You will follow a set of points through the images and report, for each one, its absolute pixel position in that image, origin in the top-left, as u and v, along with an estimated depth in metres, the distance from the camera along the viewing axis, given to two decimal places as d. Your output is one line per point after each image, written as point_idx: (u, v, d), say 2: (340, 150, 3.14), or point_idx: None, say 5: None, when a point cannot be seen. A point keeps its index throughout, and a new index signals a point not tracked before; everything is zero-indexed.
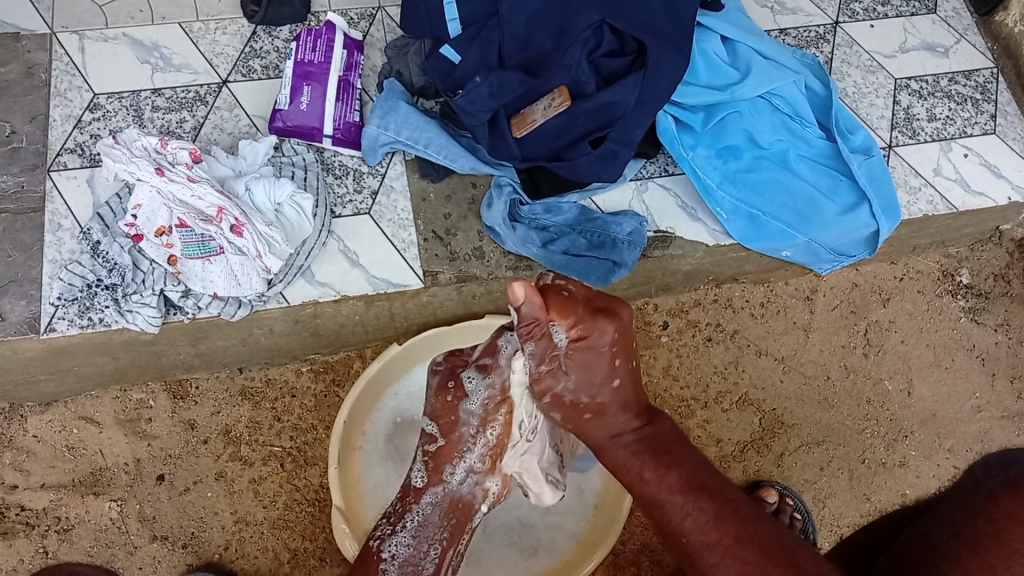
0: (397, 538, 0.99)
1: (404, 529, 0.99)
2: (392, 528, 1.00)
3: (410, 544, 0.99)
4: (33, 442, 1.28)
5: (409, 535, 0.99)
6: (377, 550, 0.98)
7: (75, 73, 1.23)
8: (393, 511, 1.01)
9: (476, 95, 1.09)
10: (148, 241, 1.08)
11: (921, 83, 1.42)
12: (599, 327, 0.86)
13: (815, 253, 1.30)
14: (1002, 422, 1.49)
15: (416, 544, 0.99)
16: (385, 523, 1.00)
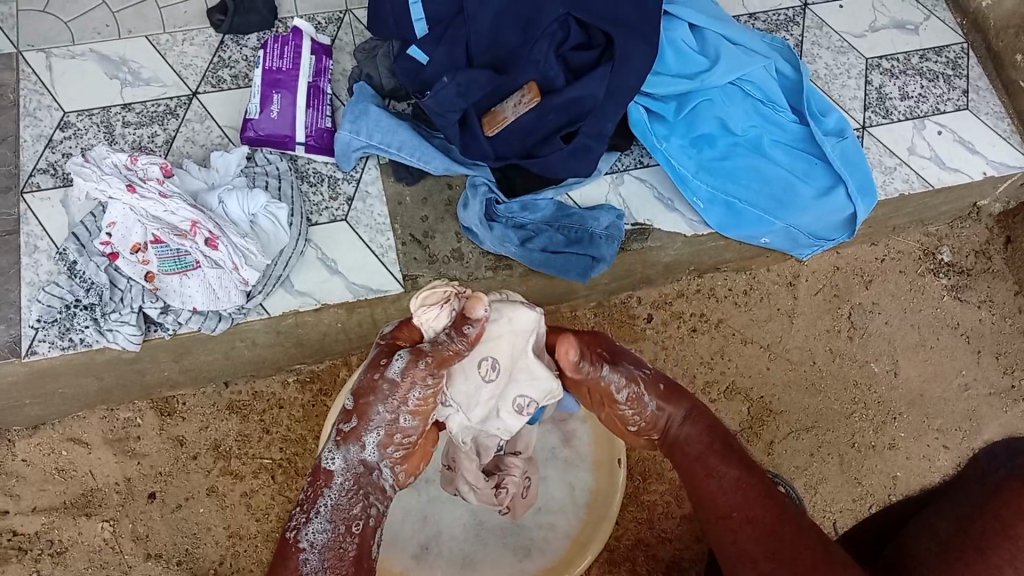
0: (313, 526, 0.79)
1: (320, 513, 0.80)
2: (306, 516, 0.80)
3: (329, 530, 0.79)
4: (22, 465, 1.28)
5: (327, 518, 0.80)
6: (295, 542, 0.78)
7: (44, 93, 1.23)
8: (307, 504, 0.81)
9: (444, 95, 1.09)
10: (124, 259, 1.08)
11: (893, 62, 1.43)
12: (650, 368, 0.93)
13: (792, 237, 1.30)
14: (989, 398, 1.50)
15: (336, 535, 0.79)
16: (299, 513, 0.80)
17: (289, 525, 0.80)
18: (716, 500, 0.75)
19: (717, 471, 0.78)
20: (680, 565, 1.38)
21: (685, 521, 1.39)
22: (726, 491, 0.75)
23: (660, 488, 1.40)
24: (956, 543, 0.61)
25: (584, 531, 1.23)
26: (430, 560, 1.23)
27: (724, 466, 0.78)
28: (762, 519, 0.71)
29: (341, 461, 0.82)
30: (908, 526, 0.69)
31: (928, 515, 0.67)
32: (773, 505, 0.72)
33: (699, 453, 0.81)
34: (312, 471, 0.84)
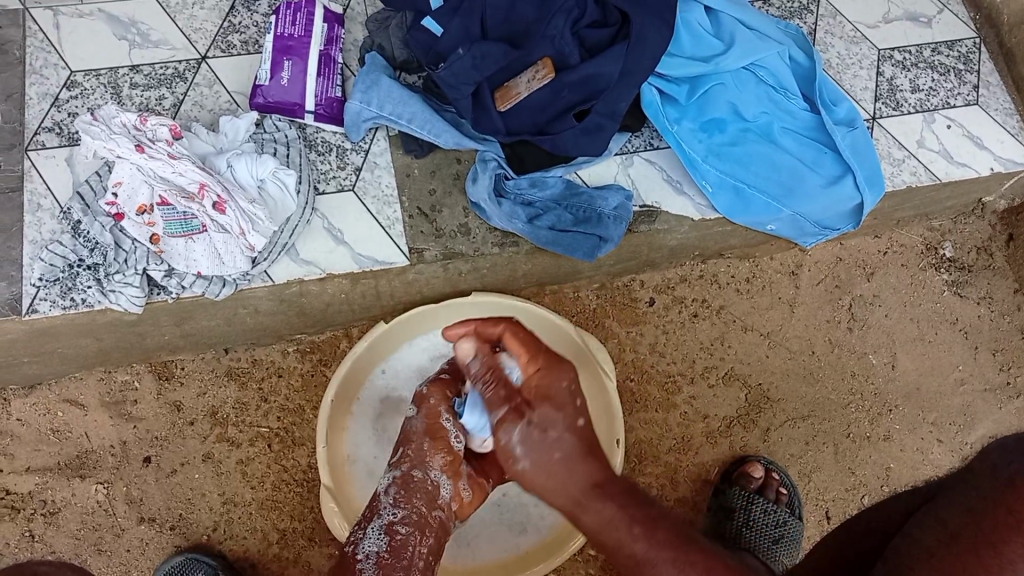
0: (370, 542, 0.90)
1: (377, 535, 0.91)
2: (363, 530, 0.93)
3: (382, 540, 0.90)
4: (17, 425, 1.27)
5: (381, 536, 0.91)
6: (354, 554, 0.89)
7: (51, 51, 1.22)
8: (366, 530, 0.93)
9: (459, 67, 1.07)
10: (129, 220, 1.07)
11: (905, 54, 1.43)
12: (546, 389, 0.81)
13: (799, 225, 1.30)
14: (985, 394, 1.50)
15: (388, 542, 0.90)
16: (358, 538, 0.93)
17: (349, 544, 0.93)
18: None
19: (644, 558, 0.70)
20: None
21: (678, 504, 1.40)
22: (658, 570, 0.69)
23: (655, 472, 1.40)
24: (964, 536, 0.62)
25: None
26: None
27: (653, 550, 0.70)
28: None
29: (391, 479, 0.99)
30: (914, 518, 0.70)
31: (933, 506, 0.69)
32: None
33: (611, 521, 0.72)
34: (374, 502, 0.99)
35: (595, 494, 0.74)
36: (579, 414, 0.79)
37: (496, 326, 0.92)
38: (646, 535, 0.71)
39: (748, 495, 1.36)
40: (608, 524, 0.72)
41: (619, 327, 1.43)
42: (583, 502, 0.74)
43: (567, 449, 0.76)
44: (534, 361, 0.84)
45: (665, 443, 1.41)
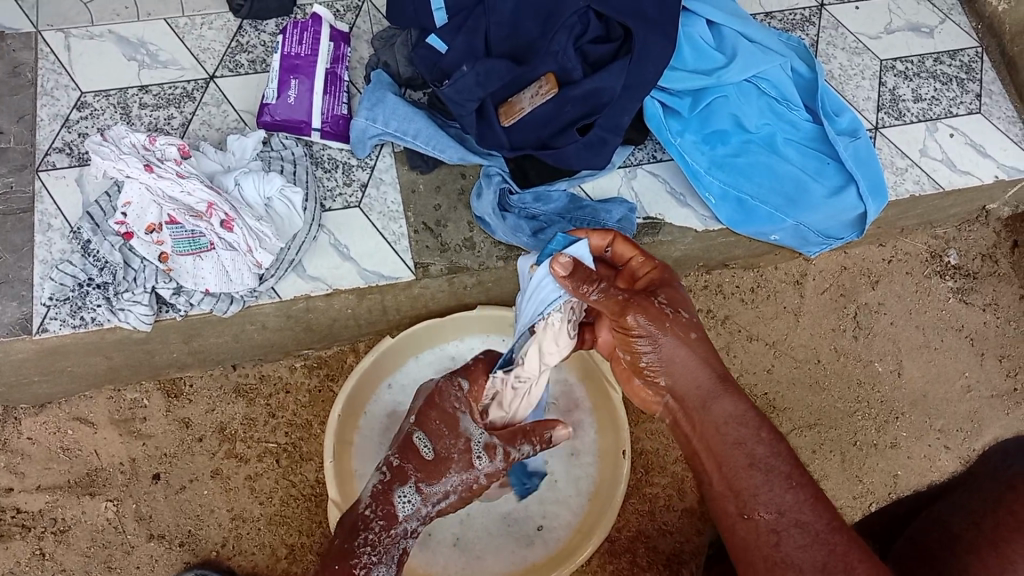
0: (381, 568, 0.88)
1: (388, 558, 0.89)
2: (379, 558, 0.88)
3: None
4: (28, 443, 1.28)
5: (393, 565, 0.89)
6: None
7: (61, 73, 1.23)
8: (375, 534, 0.89)
9: (463, 84, 1.09)
10: (139, 239, 1.08)
11: (908, 64, 1.43)
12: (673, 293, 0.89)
13: (802, 235, 1.30)
14: (992, 401, 1.50)
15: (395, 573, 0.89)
16: (370, 552, 0.87)
17: (360, 554, 0.86)
18: (759, 495, 0.73)
19: (760, 461, 0.75)
20: (680, 558, 1.37)
21: (686, 514, 1.39)
22: (770, 488, 0.72)
23: (663, 482, 1.40)
24: (969, 540, 0.62)
25: (586, 522, 1.24)
26: (433, 546, 1.24)
27: (772, 458, 0.75)
28: (813, 525, 0.69)
29: (410, 503, 0.92)
30: (917, 525, 0.70)
31: (940, 509, 0.68)
32: (827, 513, 0.70)
33: (740, 434, 0.77)
34: (382, 509, 0.90)
35: (744, 406, 0.80)
36: (690, 328, 0.87)
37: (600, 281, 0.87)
38: (769, 441, 0.76)
39: None
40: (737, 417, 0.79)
41: None
42: (720, 392, 0.82)
43: (701, 373, 0.84)
44: (654, 264, 0.95)
45: (673, 454, 1.41)
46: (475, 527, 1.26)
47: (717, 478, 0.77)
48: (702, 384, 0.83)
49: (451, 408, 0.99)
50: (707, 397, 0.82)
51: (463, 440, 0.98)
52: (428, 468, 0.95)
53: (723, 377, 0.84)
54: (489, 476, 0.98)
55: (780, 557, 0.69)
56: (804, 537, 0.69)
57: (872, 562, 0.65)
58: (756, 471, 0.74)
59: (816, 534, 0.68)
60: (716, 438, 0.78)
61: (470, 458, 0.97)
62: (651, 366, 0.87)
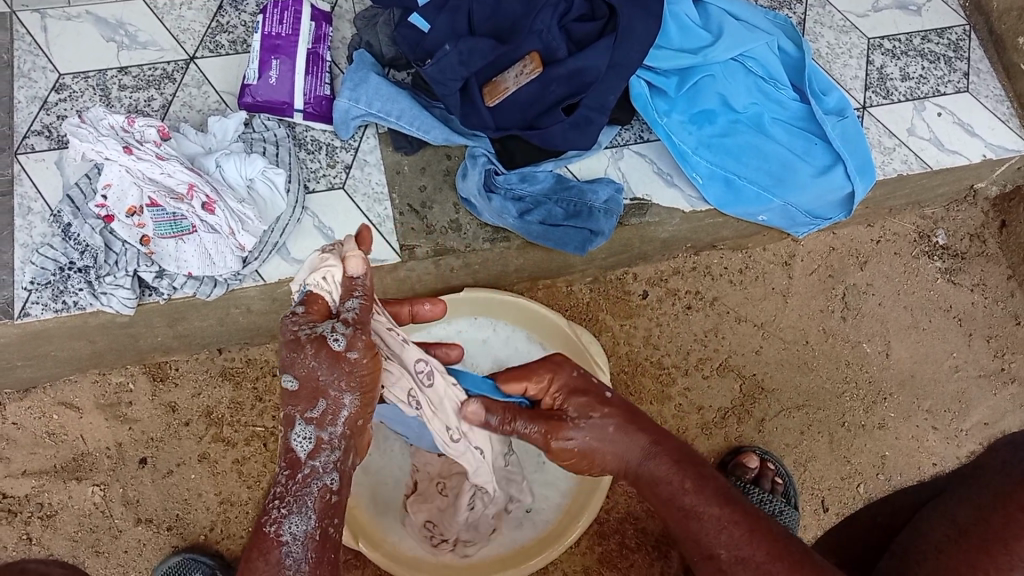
0: (296, 518, 0.74)
1: (303, 506, 0.75)
2: (290, 507, 0.74)
3: (309, 521, 0.74)
4: (12, 429, 1.27)
5: (312, 511, 0.75)
6: (277, 535, 0.73)
7: (39, 54, 1.22)
8: (282, 486, 0.76)
9: (446, 64, 1.08)
10: (119, 221, 1.07)
11: (895, 43, 1.43)
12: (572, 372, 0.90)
13: (790, 216, 1.30)
14: (979, 380, 1.51)
15: (320, 521, 0.75)
16: (278, 505, 0.74)
17: (269, 509, 0.74)
18: (700, 540, 0.75)
19: (692, 510, 0.77)
20: (668, 539, 1.37)
21: None
22: (707, 532, 0.75)
23: None
24: (974, 533, 0.66)
25: (573, 503, 1.24)
26: None
27: (702, 503, 0.76)
28: (753, 558, 0.71)
29: (306, 439, 0.75)
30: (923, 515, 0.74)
31: (943, 500, 0.73)
32: (767, 542, 0.72)
33: (671, 491, 0.79)
34: (284, 459, 0.76)
35: (668, 463, 0.81)
36: (606, 420, 0.86)
37: (544, 373, 0.90)
38: (695, 489, 0.78)
39: (744, 485, 1.35)
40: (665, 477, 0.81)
41: (613, 321, 1.42)
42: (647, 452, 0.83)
43: (632, 448, 0.84)
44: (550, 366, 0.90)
45: None
46: None
47: (673, 537, 0.79)
48: (631, 457, 0.84)
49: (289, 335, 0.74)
50: (639, 463, 0.83)
51: (313, 343, 0.73)
52: (301, 399, 0.75)
53: (648, 433, 0.84)
54: (362, 350, 0.75)
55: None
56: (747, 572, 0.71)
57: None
58: (690, 521, 0.77)
59: (757, 567, 0.71)
60: (655, 500, 0.81)
61: (338, 353, 0.74)
62: (576, 456, 0.87)
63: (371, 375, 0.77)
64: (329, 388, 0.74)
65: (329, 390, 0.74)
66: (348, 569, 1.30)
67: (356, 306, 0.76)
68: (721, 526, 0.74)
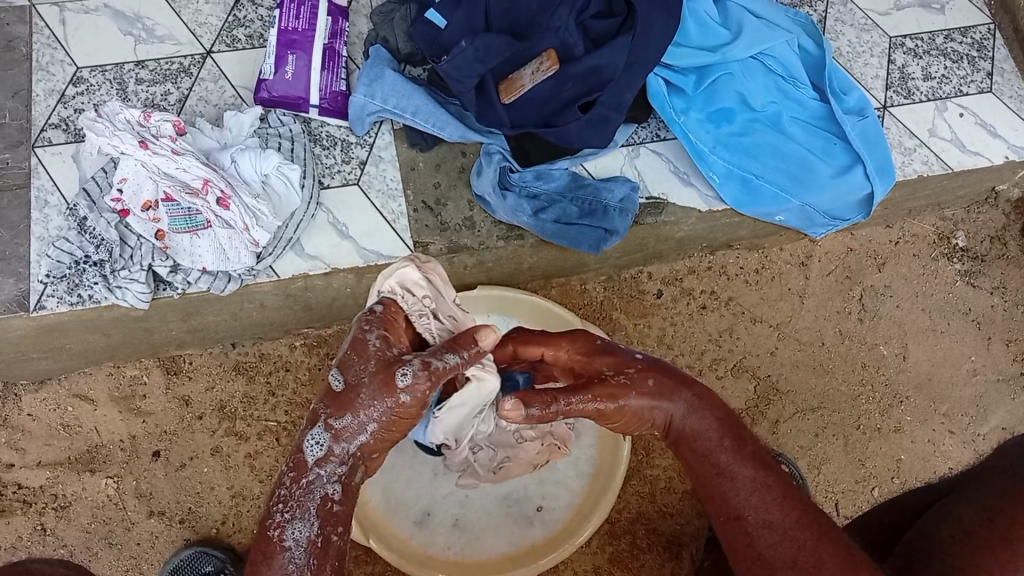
0: (299, 523, 0.74)
1: (306, 512, 0.75)
2: (294, 511, 0.75)
3: (313, 527, 0.74)
4: (27, 420, 1.28)
5: (315, 517, 0.75)
6: (279, 539, 0.73)
7: (57, 47, 1.22)
8: (286, 490, 0.76)
9: (462, 60, 1.07)
10: (135, 216, 1.08)
11: (917, 42, 1.41)
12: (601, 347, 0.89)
13: (808, 216, 1.29)
14: (998, 384, 1.49)
15: (322, 528, 0.74)
16: (283, 509, 0.75)
17: (274, 511, 0.75)
18: (728, 499, 0.73)
19: (727, 469, 0.75)
20: (680, 540, 1.37)
21: (686, 496, 1.38)
22: (736, 492, 0.73)
23: (663, 463, 1.38)
24: (980, 534, 0.67)
25: (587, 502, 1.23)
26: (432, 526, 1.23)
27: (737, 464, 0.75)
28: (781, 523, 0.69)
29: (317, 448, 0.76)
30: (929, 515, 0.75)
31: (950, 502, 0.74)
32: (795, 508, 0.70)
33: (708, 447, 0.78)
34: (293, 460, 0.77)
35: (710, 420, 0.80)
36: (646, 375, 0.84)
37: (564, 341, 0.92)
38: (733, 449, 0.77)
39: None
40: (705, 433, 0.80)
41: (627, 320, 1.41)
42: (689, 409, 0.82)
43: (674, 403, 0.83)
44: (573, 342, 0.91)
45: None
46: (475, 507, 1.25)
47: (701, 497, 0.78)
48: (673, 411, 0.83)
49: (361, 339, 0.78)
50: (682, 416, 0.82)
51: (378, 369, 0.76)
52: (335, 402, 0.76)
53: (689, 387, 0.84)
54: (417, 397, 0.76)
55: (756, 557, 0.69)
56: (773, 535, 0.69)
57: (845, 548, 0.66)
58: (721, 480, 0.75)
59: (784, 531, 0.69)
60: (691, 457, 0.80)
61: (392, 389, 0.75)
62: (619, 415, 0.84)
63: (406, 415, 0.77)
64: (361, 408, 0.75)
65: (360, 410, 0.75)
66: (358, 565, 1.30)
67: (448, 363, 0.77)
68: (751, 489, 0.73)
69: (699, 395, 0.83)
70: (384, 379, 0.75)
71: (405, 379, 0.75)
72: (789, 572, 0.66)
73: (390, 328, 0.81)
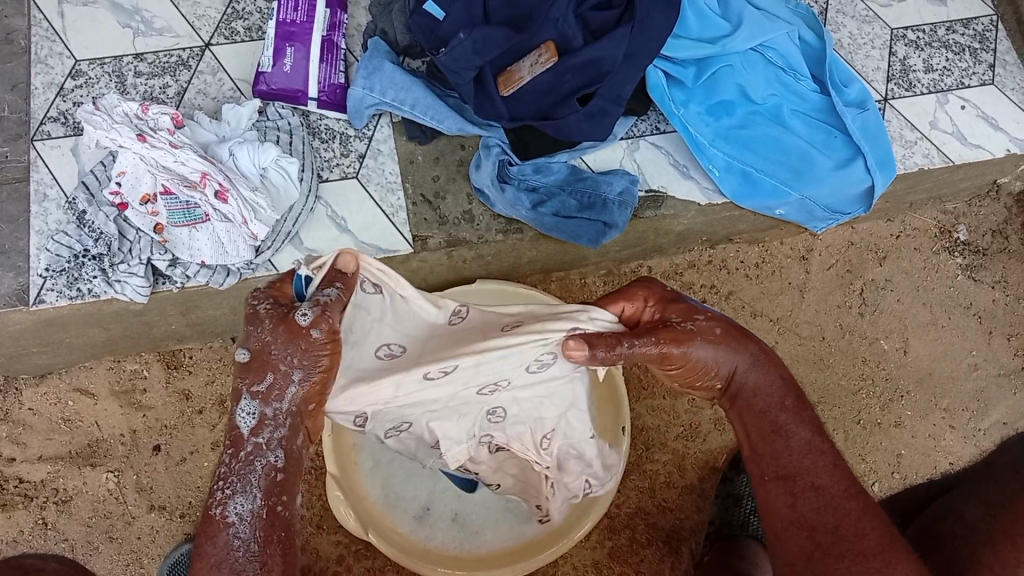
0: (241, 497, 0.78)
1: (246, 483, 0.79)
2: (236, 487, 0.79)
3: (255, 500, 0.79)
4: (28, 414, 1.28)
5: (257, 489, 0.79)
6: (222, 517, 0.78)
7: (55, 40, 1.22)
8: (228, 465, 0.80)
9: (460, 52, 1.07)
10: (133, 210, 1.08)
11: (919, 33, 1.40)
12: (669, 298, 0.90)
13: (808, 210, 1.29)
14: (999, 379, 1.48)
15: (266, 500, 0.79)
16: (223, 486, 0.79)
17: (216, 489, 0.79)
18: (780, 457, 0.81)
19: (785, 429, 0.83)
20: (680, 535, 1.37)
21: (686, 491, 1.38)
22: (790, 453, 0.81)
23: (663, 458, 1.38)
24: (981, 530, 0.68)
25: None
26: (431, 521, 1.23)
27: (794, 426, 0.82)
28: (829, 489, 0.77)
29: (250, 420, 0.79)
30: (933, 512, 0.76)
31: (954, 497, 0.74)
32: (843, 479, 0.78)
33: (767, 403, 0.85)
34: (229, 437, 0.80)
35: (774, 379, 0.86)
36: (714, 323, 0.87)
37: (640, 292, 0.92)
38: (793, 410, 0.84)
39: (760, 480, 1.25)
40: (767, 390, 0.86)
41: None
42: (757, 365, 0.87)
43: (741, 357, 0.86)
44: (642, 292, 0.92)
45: (674, 430, 1.39)
46: (473, 502, 1.25)
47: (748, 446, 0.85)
48: (737, 365, 0.87)
49: (251, 310, 0.79)
50: (745, 369, 0.87)
51: (282, 328, 0.77)
52: (250, 372, 0.78)
53: (757, 345, 0.88)
54: (326, 332, 0.78)
55: (796, 516, 0.77)
56: (819, 498, 0.77)
57: (883, 527, 0.75)
58: (778, 439, 0.82)
59: (830, 497, 0.77)
60: (749, 413, 0.85)
61: (299, 340, 0.77)
62: (683, 360, 0.86)
63: (328, 359, 0.79)
64: (280, 364, 0.78)
65: (280, 366, 0.78)
66: (358, 559, 1.30)
67: (332, 295, 0.80)
68: (805, 454, 0.80)
69: (764, 352, 0.88)
70: (300, 333, 0.77)
71: (307, 319, 0.77)
72: (830, 535, 0.75)
73: (285, 280, 0.83)
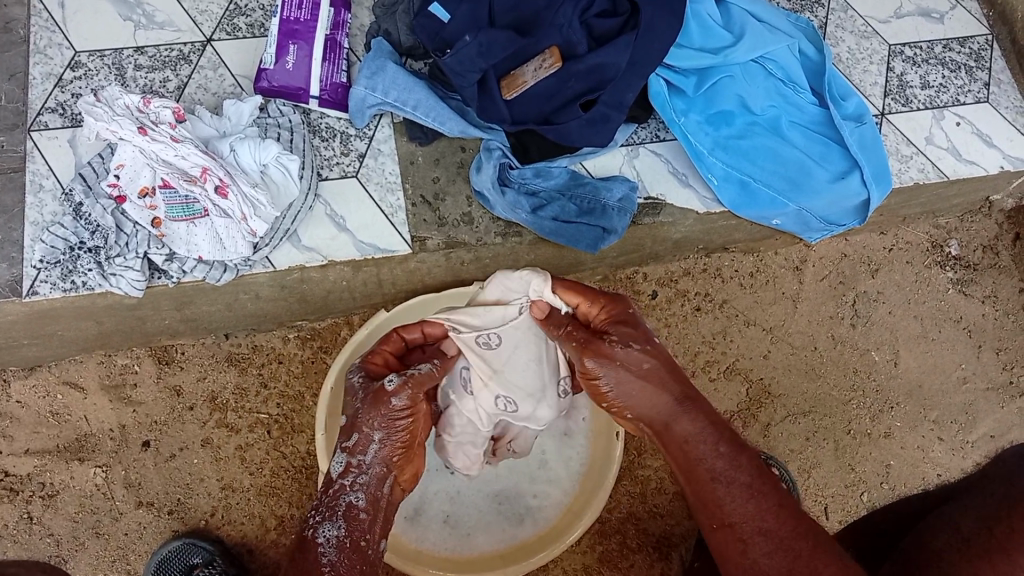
0: (329, 524, 0.83)
1: (335, 516, 0.83)
2: (325, 513, 0.84)
3: (341, 526, 0.82)
4: (16, 407, 1.26)
5: (341, 519, 0.83)
6: (313, 538, 0.81)
7: (55, 30, 1.21)
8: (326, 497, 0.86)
9: (465, 54, 1.07)
10: (131, 202, 1.06)
11: (916, 50, 1.41)
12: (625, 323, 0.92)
13: (804, 220, 1.30)
14: (987, 393, 1.50)
15: (349, 531, 0.83)
16: (315, 515, 0.84)
17: (306, 522, 0.84)
18: (724, 507, 0.75)
19: (722, 474, 0.77)
20: (669, 541, 1.37)
21: (676, 497, 1.38)
22: (733, 499, 0.75)
23: (654, 464, 1.38)
24: (979, 542, 0.67)
25: (578, 502, 1.23)
26: (423, 523, 1.22)
27: (732, 470, 0.77)
28: (776, 531, 0.72)
29: (339, 462, 0.87)
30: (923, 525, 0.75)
31: (950, 508, 0.73)
32: (791, 519, 0.73)
33: (702, 452, 0.79)
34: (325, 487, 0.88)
35: (701, 422, 0.81)
36: (645, 358, 0.86)
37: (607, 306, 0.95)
38: (729, 455, 0.78)
39: None
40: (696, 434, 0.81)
41: None
42: (677, 412, 0.83)
43: (660, 398, 0.84)
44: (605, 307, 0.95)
45: None
46: (466, 504, 1.25)
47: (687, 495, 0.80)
48: (660, 408, 0.84)
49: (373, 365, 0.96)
50: (670, 417, 0.83)
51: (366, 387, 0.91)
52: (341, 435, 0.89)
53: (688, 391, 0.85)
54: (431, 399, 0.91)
55: (750, 564, 0.72)
56: (768, 543, 0.72)
57: (838, 562, 0.69)
58: (715, 484, 0.77)
59: (780, 541, 0.72)
60: (680, 456, 0.81)
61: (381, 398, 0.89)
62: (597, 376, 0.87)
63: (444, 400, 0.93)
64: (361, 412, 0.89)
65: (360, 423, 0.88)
66: None
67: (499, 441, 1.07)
68: (749, 497, 0.75)
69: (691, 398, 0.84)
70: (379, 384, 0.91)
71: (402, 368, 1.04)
72: None
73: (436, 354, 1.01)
